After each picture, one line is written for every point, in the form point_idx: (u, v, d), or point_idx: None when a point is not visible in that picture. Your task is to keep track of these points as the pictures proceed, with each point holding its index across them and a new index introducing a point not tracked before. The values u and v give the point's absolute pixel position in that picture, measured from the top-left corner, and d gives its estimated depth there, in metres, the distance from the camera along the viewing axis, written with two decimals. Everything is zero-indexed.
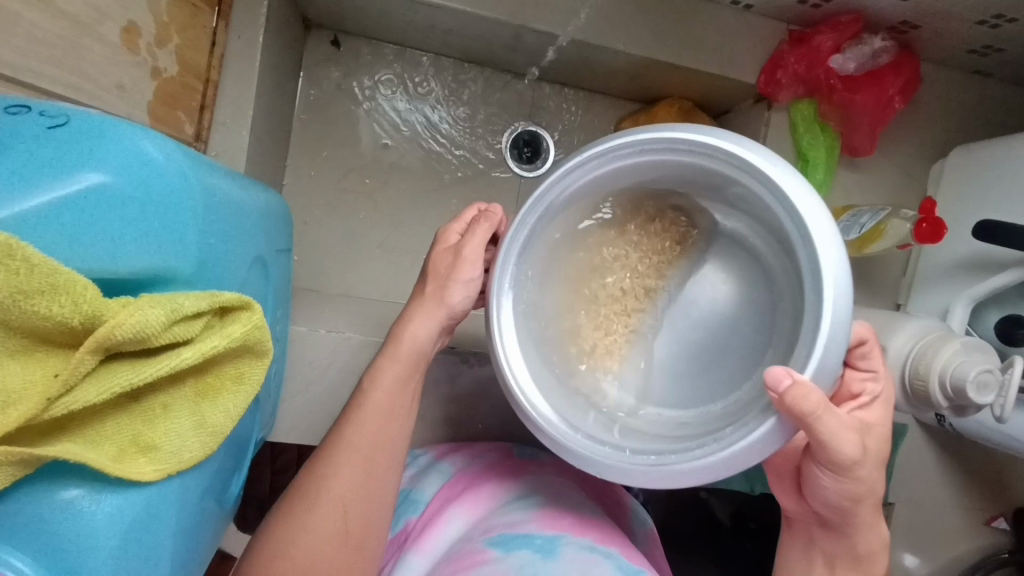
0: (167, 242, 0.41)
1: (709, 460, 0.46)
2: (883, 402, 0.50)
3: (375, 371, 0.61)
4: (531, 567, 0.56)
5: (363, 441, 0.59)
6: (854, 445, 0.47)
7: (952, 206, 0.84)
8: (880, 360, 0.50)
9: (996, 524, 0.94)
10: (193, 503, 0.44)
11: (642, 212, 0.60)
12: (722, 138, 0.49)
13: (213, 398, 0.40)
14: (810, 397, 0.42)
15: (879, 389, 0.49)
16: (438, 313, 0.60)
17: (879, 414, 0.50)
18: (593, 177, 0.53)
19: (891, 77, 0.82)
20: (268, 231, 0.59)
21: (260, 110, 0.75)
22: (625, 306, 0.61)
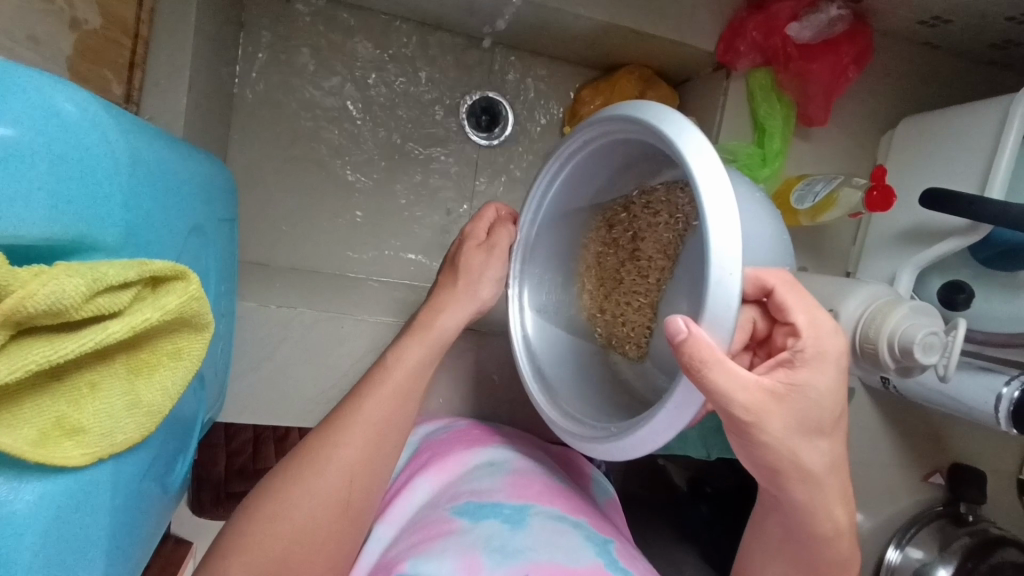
0: (78, 204, 0.35)
1: (652, 428, 0.45)
2: (811, 360, 0.44)
3: (401, 351, 0.63)
4: (499, 538, 0.56)
5: (377, 416, 0.60)
6: (756, 401, 0.43)
7: (901, 175, 0.86)
8: (796, 312, 0.46)
9: (933, 478, 1.02)
10: (129, 490, 0.41)
11: (656, 189, 0.62)
12: (637, 113, 0.48)
13: (148, 374, 0.37)
14: (705, 352, 0.40)
15: (799, 343, 0.45)
16: (467, 307, 0.65)
17: (808, 374, 0.44)
18: (584, 179, 0.62)
19: (846, 46, 0.82)
20: (207, 198, 0.55)
21: (197, 72, 0.70)
22: (642, 286, 0.63)
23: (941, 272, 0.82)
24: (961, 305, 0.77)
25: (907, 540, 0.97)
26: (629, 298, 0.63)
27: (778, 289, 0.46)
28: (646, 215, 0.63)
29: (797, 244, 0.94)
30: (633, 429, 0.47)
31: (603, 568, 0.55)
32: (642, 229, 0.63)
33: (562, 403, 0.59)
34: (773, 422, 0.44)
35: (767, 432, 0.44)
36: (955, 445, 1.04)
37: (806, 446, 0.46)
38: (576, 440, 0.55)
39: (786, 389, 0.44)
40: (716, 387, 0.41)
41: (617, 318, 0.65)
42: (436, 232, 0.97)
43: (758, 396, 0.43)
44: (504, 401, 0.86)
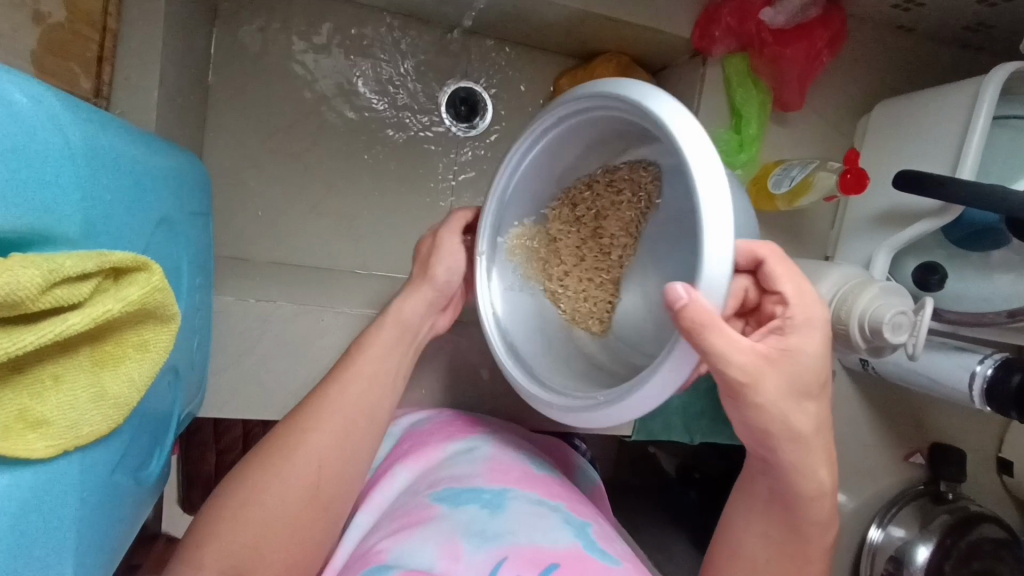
0: (37, 200, 0.35)
1: (653, 381, 0.46)
2: (798, 326, 0.50)
3: (366, 337, 0.64)
4: (477, 523, 0.56)
5: (345, 401, 0.60)
6: (751, 368, 0.46)
7: (874, 158, 0.88)
8: (784, 281, 0.50)
9: (913, 459, 1.06)
10: (100, 483, 0.41)
11: (617, 167, 0.66)
12: (612, 88, 0.50)
13: (113, 366, 0.36)
14: (705, 314, 0.42)
15: (789, 311, 0.50)
16: (428, 293, 0.66)
17: (797, 336, 0.49)
18: (565, 152, 0.63)
19: (820, 30, 0.82)
20: (178, 191, 0.55)
21: (169, 66, 0.70)
22: (602, 263, 0.68)
23: (915, 254, 0.84)
24: (935, 285, 0.79)
25: (889, 520, 1.03)
26: (592, 275, 0.67)
27: (769, 260, 0.49)
28: (609, 194, 0.67)
29: (776, 230, 0.94)
30: (627, 390, 0.48)
31: (581, 548, 0.55)
32: (602, 208, 0.67)
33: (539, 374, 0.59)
34: (768, 386, 0.47)
35: (763, 393, 0.47)
36: (933, 424, 1.07)
37: (804, 406, 0.49)
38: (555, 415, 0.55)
39: (780, 352, 0.48)
40: (716, 350, 0.43)
41: (582, 297, 0.67)
42: (419, 225, 0.97)
43: (753, 360, 0.46)
44: (489, 391, 0.86)
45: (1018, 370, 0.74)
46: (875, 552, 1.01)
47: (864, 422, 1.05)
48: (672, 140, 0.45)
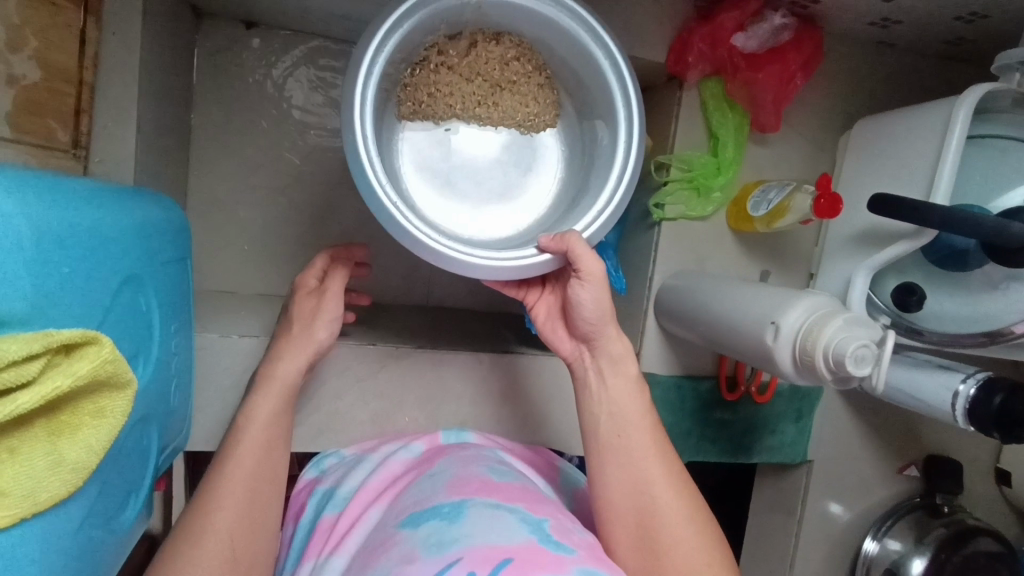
0: (24, 284, 0.37)
1: (518, 266, 0.63)
2: (592, 286, 0.62)
3: (250, 408, 0.67)
4: (436, 536, 0.55)
5: (245, 470, 0.63)
6: (591, 285, 0.62)
7: (855, 178, 0.88)
8: (586, 265, 0.60)
9: (907, 472, 1.05)
10: (70, 538, 0.42)
11: (548, 76, 0.73)
12: (637, 97, 0.66)
13: (70, 434, 0.38)
14: (574, 245, 0.60)
15: (580, 278, 0.62)
16: (306, 350, 0.70)
17: (590, 290, 0.62)
18: (563, 52, 0.70)
19: (792, 53, 0.83)
20: (150, 244, 0.57)
21: (149, 111, 0.73)
22: (464, 108, 0.71)
23: (896, 273, 0.83)
24: (913, 305, 0.77)
25: (885, 533, 1.03)
26: (451, 95, 0.70)
27: (576, 249, 0.60)
28: (521, 80, 0.71)
29: (757, 249, 0.94)
30: (459, 250, 0.61)
31: (536, 543, 0.52)
32: (501, 75, 0.70)
33: (368, 90, 0.59)
34: (586, 305, 0.63)
35: (584, 309, 0.64)
36: (928, 437, 1.06)
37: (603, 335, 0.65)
38: (346, 121, 0.58)
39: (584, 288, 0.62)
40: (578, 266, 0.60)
41: (428, 87, 0.69)
42: (404, 251, 0.99)
43: (592, 291, 0.62)
44: (473, 417, 0.87)
45: (1000, 390, 0.73)
46: (870, 563, 1.03)
47: (857, 438, 1.04)
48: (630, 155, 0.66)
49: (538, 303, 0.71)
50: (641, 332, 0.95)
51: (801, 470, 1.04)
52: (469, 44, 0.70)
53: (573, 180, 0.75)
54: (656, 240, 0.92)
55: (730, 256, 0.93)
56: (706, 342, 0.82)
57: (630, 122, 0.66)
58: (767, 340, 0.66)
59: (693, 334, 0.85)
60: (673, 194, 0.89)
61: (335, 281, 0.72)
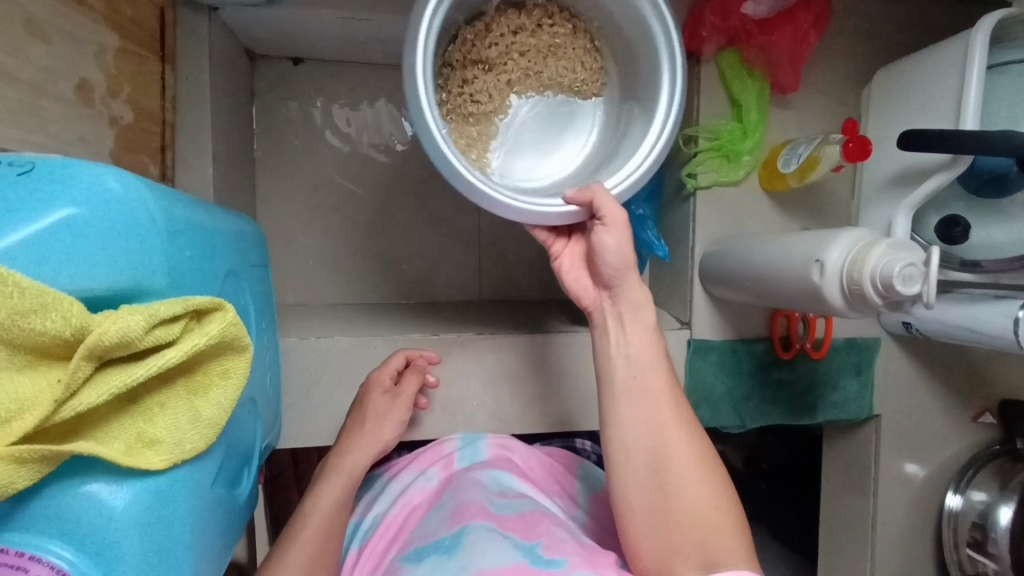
0: (164, 265, 0.43)
1: (558, 211, 0.68)
2: (615, 229, 0.65)
3: (318, 495, 0.71)
4: (434, 570, 0.58)
5: (301, 560, 0.65)
6: (612, 231, 0.65)
7: (880, 125, 0.90)
8: (608, 209, 0.65)
9: (982, 419, 1.03)
10: (206, 495, 0.48)
11: (582, 35, 0.80)
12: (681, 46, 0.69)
13: (205, 393, 0.44)
14: (597, 194, 0.65)
15: (603, 225, 0.65)
16: (375, 448, 0.75)
17: (612, 234, 0.65)
18: (615, 21, 0.75)
19: (802, 13, 0.86)
20: (240, 249, 0.63)
21: (221, 142, 0.82)
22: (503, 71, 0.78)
23: (937, 209, 0.84)
24: (959, 237, 0.79)
25: (967, 485, 1.00)
26: (495, 59, 0.77)
27: (598, 196, 0.65)
28: (553, 41, 0.78)
29: (793, 208, 0.97)
30: (500, 192, 0.66)
31: (527, 566, 0.54)
32: (541, 43, 0.78)
33: (425, 57, 0.63)
34: (609, 254, 0.66)
35: (605, 258, 0.66)
36: (1002, 382, 1.04)
37: (626, 281, 0.67)
38: (409, 62, 0.62)
39: (604, 231, 0.65)
40: (601, 209, 0.65)
41: (471, 54, 0.77)
42: (454, 252, 1.05)
43: (617, 236, 0.65)
44: (536, 399, 0.91)
45: None
46: (956, 520, 1.00)
47: (923, 388, 1.03)
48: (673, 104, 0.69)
49: (562, 253, 0.73)
50: (689, 301, 0.97)
51: (868, 426, 1.04)
52: (504, 19, 0.77)
53: (613, 133, 0.80)
54: (692, 210, 0.95)
55: (768, 217, 0.96)
56: (757, 297, 0.84)
57: (673, 73, 0.69)
58: (814, 278, 0.69)
59: (743, 293, 0.87)
60: (705, 162, 0.93)
61: (409, 382, 0.79)
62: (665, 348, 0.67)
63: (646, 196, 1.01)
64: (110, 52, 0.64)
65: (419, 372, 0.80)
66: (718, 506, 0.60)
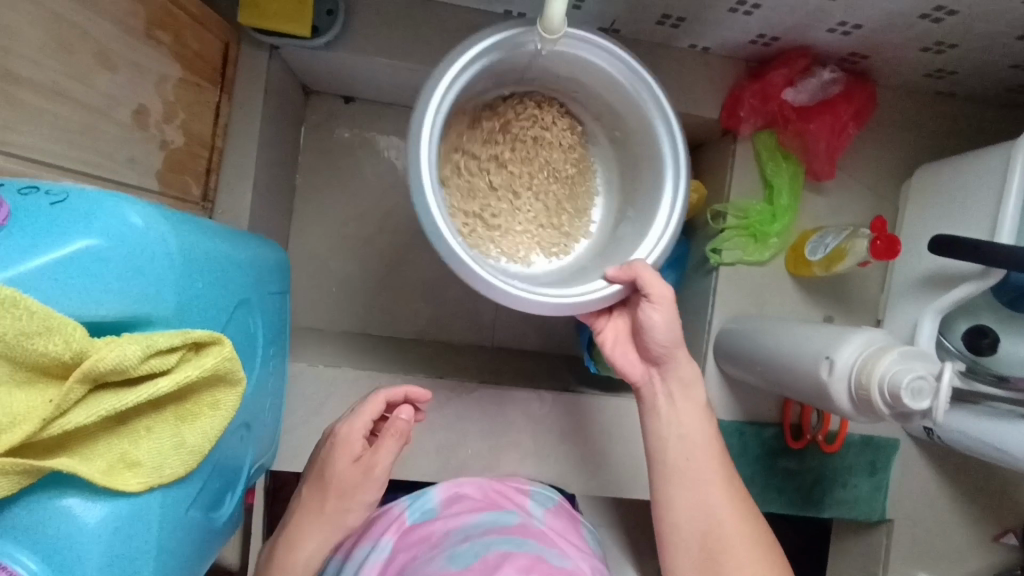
0: (175, 296, 0.46)
1: (602, 295, 0.65)
2: (662, 307, 0.64)
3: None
4: None
5: None
6: (660, 307, 0.64)
7: (914, 223, 0.88)
8: (655, 286, 0.63)
9: (1005, 540, 0.96)
10: (181, 516, 0.50)
11: (588, 116, 0.79)
12: (678, 132, 0.67)
13: (191, 421, 0.46)
14: (642, 270, 0.63)
15: (652, 301, 0.63)
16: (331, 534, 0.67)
17: (659, 311, 0.64)
18: (610, 99, 0.72)
19: (843, 105, 0.86)
20: (259, 277, 0.67)
21: (262, 170, 0.86)
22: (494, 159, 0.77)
23: (967, 316, 0.81)
24: (987, 349, 0.76)
25: None
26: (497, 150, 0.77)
27: (642, 274, 0.63)
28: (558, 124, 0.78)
29: (818, 295, 0.94)
30: (523, 290, 0.62)
31: None
32: (535, 130, 0.77)
33: (430, 150, 0.60)
34: (659, 332, 0.65)
35: (657, 336, 0.65)
36: None
37: (682, 360, 0.67)
38: (413, 155, 0.60)
39: (656, 305, 0.63)
40: (649, 285, 0.63)
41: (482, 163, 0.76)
42: (472, 295, 1.07)
43: (668, 312, 0.64)
44: (532, 456, 0.90)
45: None
46: None
47: (943, 500, 0.97)
48: (674, 183, 0.67)
49: (605, 329, 0.71)
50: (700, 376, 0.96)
51: (879, 531, 0.98)
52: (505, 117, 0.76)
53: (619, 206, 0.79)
54: (713, 285, 0.94)
55: (791, 302, 0.94)
56: (768, 383, 0.82)
57: (674, 158, 0.67)
58: (822, 375, 0.67)
59: (755, 377, 0.85)
60: (730, 240, 0.92)
61: (382, 451, 0.65)
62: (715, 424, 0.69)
63: (668, 265, 1.01)
64: (171, 82, 0.69)
65: (402, 425, 0.66)
66: (774, 575, 0.64)
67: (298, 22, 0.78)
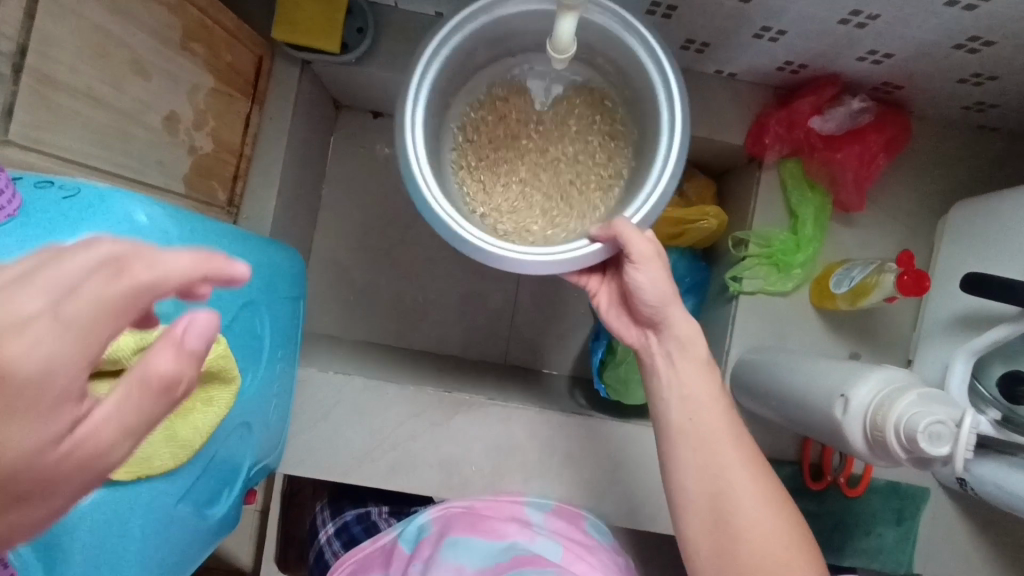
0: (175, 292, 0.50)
1: (573, 260, 0.62)
2: (648, 262, 0.59)
3: None
4: None
5: None
6: (647, 260, 0.59)
7: (948, 260, 0.84)
8: (637, 240, 0.58)
9: None
10: (168, 509, 0.51)
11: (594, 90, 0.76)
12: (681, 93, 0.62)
13: (184, 416, 0.47)
14: (624, 229, 0.58)
15: (637, 261, 0.59)
16: None
17: (644, 266, 0.59)
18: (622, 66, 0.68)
19: (873, 135, 0.84)
20: (271, 280, 0.69)
21: (288, 179, 0.89)
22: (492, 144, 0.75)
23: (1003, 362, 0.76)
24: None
25: None
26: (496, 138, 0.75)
27: (623, 232, 0.58)
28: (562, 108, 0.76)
29: (844, 331, 0.91)
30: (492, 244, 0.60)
31: None
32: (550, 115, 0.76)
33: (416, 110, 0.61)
34: (648, 286, 0.61)
35: (644, 291, 0.61)
36: None
37: (678, 317, 0.63)
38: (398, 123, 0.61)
39: (642, 261, 0.59)
40: (631, 242, 0.58)
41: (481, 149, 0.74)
42: (488, 312, 1.07)
43: (653, 263, 0.59)
44: (537, 479, 0.88)
45: None
46: None
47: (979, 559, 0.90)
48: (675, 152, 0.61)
49: (599, 291, 0.70)
50: None
51: None
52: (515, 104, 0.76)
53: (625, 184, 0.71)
54: (733, 313, 0.92)
55: (814, 335, 0.90)
56: (782, 419, 0.79)
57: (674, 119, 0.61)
58: (836, 413, 0.64)
59: (770, 410, 0.82)
60: (752, 268, 0.90)
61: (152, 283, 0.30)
62: (724, 386, 0.64)
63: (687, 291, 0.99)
64: (203, 91, 0.72)
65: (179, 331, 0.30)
66: (792, 549, 0.57)
67: (329, 38, 0.81)
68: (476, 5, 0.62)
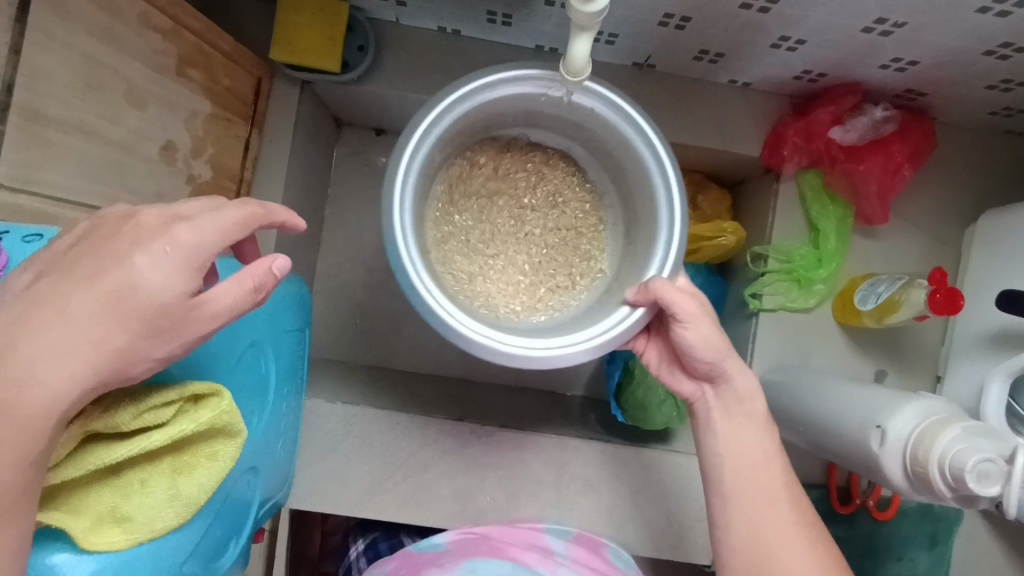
0: None
1: (609, 333, 0.60)
2: (695, 320, 0.57)
3: None
4: None
5: None
6: (692, 316, 0.57)
7: (978, 273, 0.81)
8: (677, 299, 0.56)
9: None
10: (175, 567, 0.49)
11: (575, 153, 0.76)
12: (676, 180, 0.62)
13: (188, 473, 0.46)
14: (665, 287, 0.56)
15: (683, 321, 0.57)
16: None
17: (691, 327, 0.57)
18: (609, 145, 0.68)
19: (896, 145, 0.81)
20: (277, 314, 0.66)
21: (291, 202, 0.86)
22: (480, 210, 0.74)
23: None
24: None
25: None
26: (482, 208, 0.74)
27: (662, 291, 0.56)
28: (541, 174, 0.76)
29: (869, 347, 0.87)
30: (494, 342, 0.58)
31: None
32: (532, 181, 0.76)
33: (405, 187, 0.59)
34: (695, 344, 0.58)
35: (693, 351, 0.59)
36: None
37: (737, 370, 0.60)
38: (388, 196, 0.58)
39: (688, 320, 0.57)
40: (673, 303, 0.56)
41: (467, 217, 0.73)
42: None
43: (699, 321, 0.57)
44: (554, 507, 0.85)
45: None
46: None
47: None
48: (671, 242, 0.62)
49: (647, 350, 0.66)
50: None
51: None
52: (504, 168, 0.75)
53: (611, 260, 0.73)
54: (753, 331, 0.88)
55: (838, 352, 0.87)
56: (811, 445, 0.75)
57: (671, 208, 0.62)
58: (873, 446, 0.61)
59: (794, 435, 0.78)
60: (771, 284, 0.86)
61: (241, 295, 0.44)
62: (777, 439, 0.62)
63: None
64: (202, 117, 0.69)
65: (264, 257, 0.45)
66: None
67: (329, 57, 0.78)
68: (466, 85, 0.60)
